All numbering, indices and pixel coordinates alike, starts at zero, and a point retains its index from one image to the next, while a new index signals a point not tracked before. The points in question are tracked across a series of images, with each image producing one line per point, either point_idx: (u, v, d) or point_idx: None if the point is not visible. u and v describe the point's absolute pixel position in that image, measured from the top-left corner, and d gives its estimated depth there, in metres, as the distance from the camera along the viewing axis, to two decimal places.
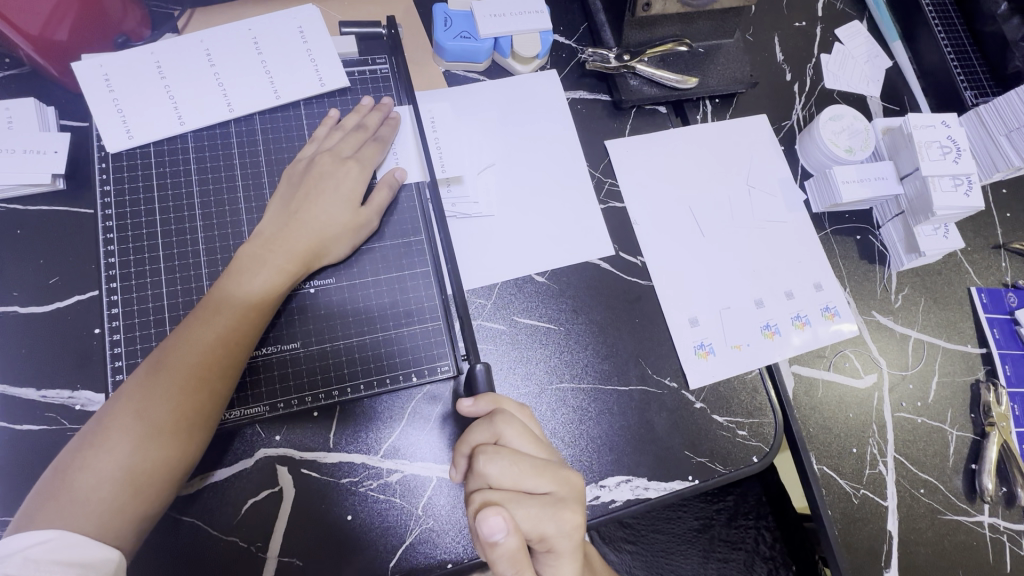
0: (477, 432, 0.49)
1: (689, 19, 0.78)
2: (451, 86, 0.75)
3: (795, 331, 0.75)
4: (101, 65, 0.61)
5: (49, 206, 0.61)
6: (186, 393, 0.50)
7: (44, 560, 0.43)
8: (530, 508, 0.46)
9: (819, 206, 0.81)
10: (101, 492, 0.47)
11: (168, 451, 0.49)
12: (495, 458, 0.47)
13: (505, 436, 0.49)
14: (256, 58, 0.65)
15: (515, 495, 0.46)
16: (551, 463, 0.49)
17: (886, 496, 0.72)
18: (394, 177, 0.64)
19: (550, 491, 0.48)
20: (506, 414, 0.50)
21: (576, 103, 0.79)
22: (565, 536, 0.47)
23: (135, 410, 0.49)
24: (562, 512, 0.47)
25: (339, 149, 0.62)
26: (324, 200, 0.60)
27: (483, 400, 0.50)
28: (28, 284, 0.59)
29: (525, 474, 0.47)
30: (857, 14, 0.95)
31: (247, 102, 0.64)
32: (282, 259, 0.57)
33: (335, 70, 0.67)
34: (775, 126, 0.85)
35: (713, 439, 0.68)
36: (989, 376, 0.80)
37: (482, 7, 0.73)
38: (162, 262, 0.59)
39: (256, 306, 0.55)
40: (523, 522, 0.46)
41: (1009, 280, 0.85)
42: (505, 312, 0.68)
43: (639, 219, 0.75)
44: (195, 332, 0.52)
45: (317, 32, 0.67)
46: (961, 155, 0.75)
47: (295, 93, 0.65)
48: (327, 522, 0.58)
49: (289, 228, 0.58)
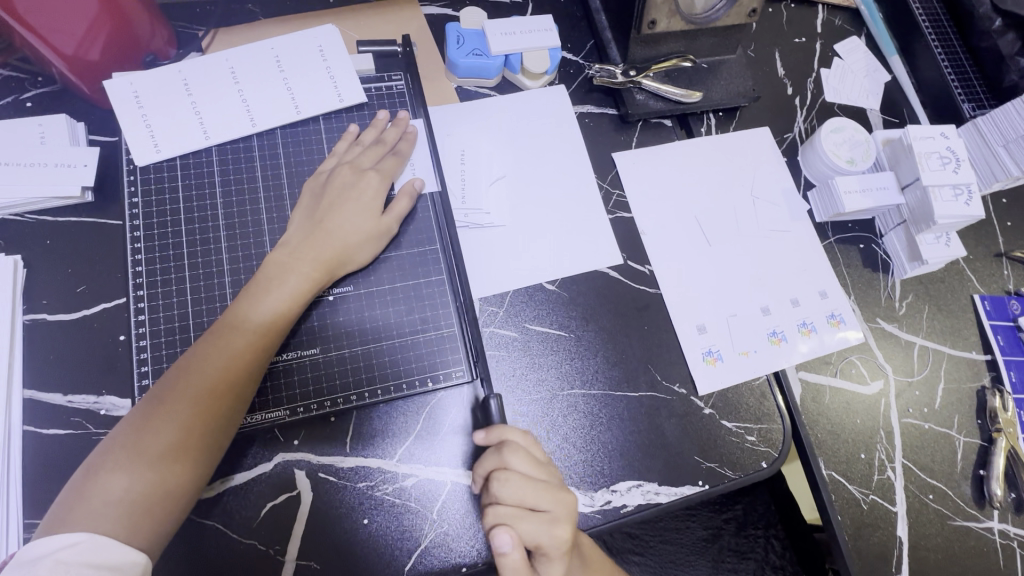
0: (484, 457, 0.55)
1: (692, 36, 0.80)
2: (463, 102, 0.78)
3: (801, 338, 0.76)
4: (131, 83, 0.64)
5: (77, 217, 0.64)
6: (202, 412, 0.51)
7: (74, 562, 0.44)
8: (531, 524, 0.51)
9: (822, 216, 0.83)
10: (120, 506, 0.47)
11: (184, 469, 0.50)
12: (499, 478, 0.52)
13: (511, 462, 0.53)
14: (278, 75, 0.68)
15: (518, 512, 0.51)
16: (550, 485, 0.53)
17: (895, 502, 0.73)
18: (413, 186, 0.66)
19: (551, 511, 0.52)
20: (513, 443, 0.54)
21: (584, 116, 0.81)
22: (560, 550, 0.52)
23: (153, 428, 0.50)
24: (559, 531, 0.52)
25: (359, 161, 0.65)
26: (347, 208, 0.62)
27: (494, 433, 0.54)
28: (57, 293, 0.61)
29: (526, 494, 0.52)
30: (855, 30, 0.98)
31: (269, 117, 0.67)
32: (300, 274, 0.58)
33: (353, 86, 0.69)
34: (777, 138, 0.87)
35: (723, 444, 0.69)
36: (995, 382, 0.80)
37: (493, 25, 0.76)
38: (186, 270, 0.61)
39: (272, 324, 0.56)
40: (524, 536, 0.51)
41: (1012, 288, 0.87)
42: (515, 320, 0.70)
43: (647, 228, 0.77)
44: (212, 352, 0.53)
45: (336, 50, 0.70)
46: (960, 166, 0.77)
47: (315, 108, 0.68)
48: (344, 525, 0.58)
49: (312, 236, 0.60)
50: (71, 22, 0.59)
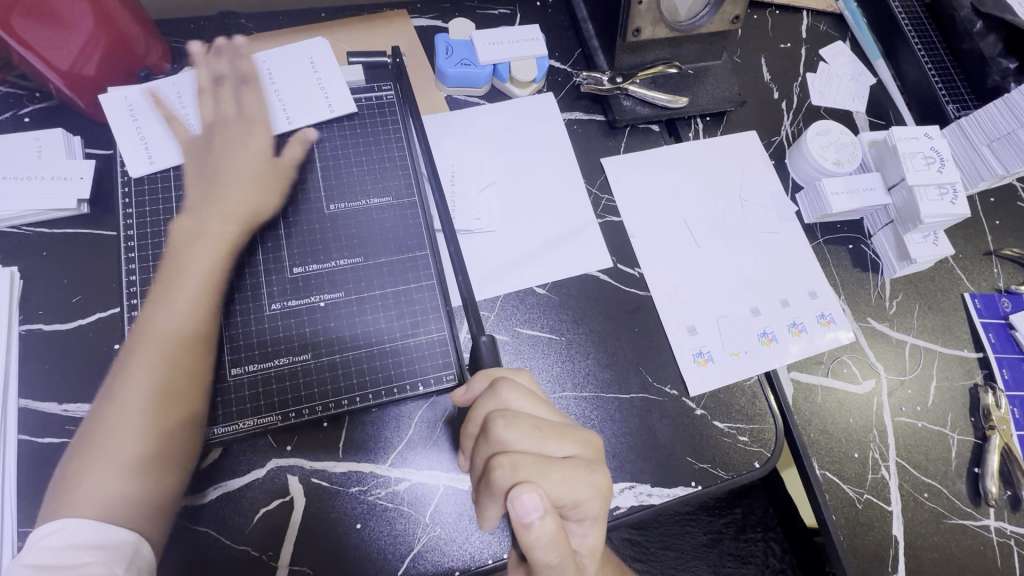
0: (482, 404, 0.48)
1: (677, 43, 0.82)
2: (452, 110, 0.79)
3: (792, 338, 0.76)
4: (126, 97, 0.66)
5: (74, 229, 0.65)
6: (160, 387, 0.55)
7: (59, 547, 0.47)
8: (561, 471, 0.44)
9: (810, 217, 0.84)
10: (95, 489, 0.51)
11: (149, 441, 0.54)
12: (512, 421, 0.46)
13: (511, 402, 0.48)
14: (269, 88, 0.70)
15: (541, 459, 0.45)
16: (567, 426, 0.48)
17: (889, 501, 0.73)
18: (304, 135, 0.69)
19: (577, 454, 0.46)
20: (507, 381, 0.49)
21: (572, 123, 0.82)
22: (597, 498, 0.46)
23: (116, 416, 0.55)
24: (592, 473, 0.46)
25: (227, 112, 0.67)
26: (233, 157, 0.66)
27: (476, 381, 0.51)
28: (53, 304, 0.62)
29: (545, 437, 0.46)
30: (839, 35, 0.99)
31: (260, 126, 0.68)
32: (208, 250, 0.62)
33: (343, 97, 0.71)
34: (765, 142, 0.89)
35: (716, 445, 0.70)
36: (988, 380, 0.81)
37: (481, 35, 0.78)
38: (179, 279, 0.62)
39: (201, 301, 0.60)
40: (556, 486, 0.44)
41: (1002, 286, 0.87)
42: (506, 323, 0.70)
43: (636, 232, 0.78)
44: (152, 339, 0.58)
45: (326, 61, 0.72)
46: (945, 165, 0.78)
47: (306, 120, 0.69)
48: (337, 530, 0.59)
49: (212, 199, 0.64)
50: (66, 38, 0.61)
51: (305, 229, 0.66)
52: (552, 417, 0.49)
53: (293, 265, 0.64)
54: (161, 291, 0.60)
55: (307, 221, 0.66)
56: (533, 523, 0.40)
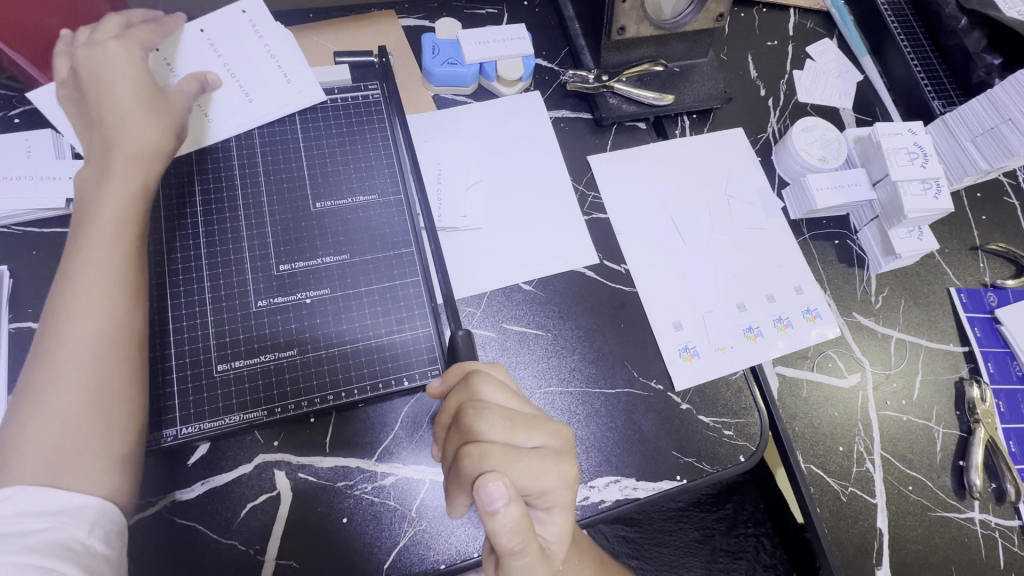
0: (455, 396, 0.49)
1: (662, 41, 0.82)
2: (439, 109, 0.80)
3: (777, 333, 0.77)
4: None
5: (62, 228, 0.65)
6: (95, 331, 0.52)
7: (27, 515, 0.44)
8: (530, 459, 0.45)
9: (796, 213, 0.84)
10: (41, 450, 0.48)
11: (97, 395, 0.50)
12: (484, 412, 0.46)
13: (483, 393, 0.49)
14: (216, 60, 0.70)
15: (511, 448, 0.45)
16: (538, 417, 0.49)
17: (874, 494, 0.73)
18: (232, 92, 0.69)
19: (546, 445, 0.47)
20: (481, 373, 0.50)
21: (559, 121, 0.83)
22: (566, 487, 0.47)
23: (48, 371, 0.50)
24: (561, 463, 0.47)
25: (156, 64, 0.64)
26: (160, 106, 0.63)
27: (451, 373, 0.53)
28: (42, 302, 0.62)
29: (515, 427, 0.46)
30: (826, 32, 1.00)
31: (229, 117, 0.69)
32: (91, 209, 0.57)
33: (299, 66, 0.72)
34: (751, 139, 0.89)
35: (700, 439, 0.70)
36: (973, 374, 0.81)
37: (467, 35, 0.78)
38: (165, 277, 0.62)
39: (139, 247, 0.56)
40: (524, 475, 0.44)
41: (988, 280, 0.88)
42: (492, 319, 0.71)
43: (622, 228, 0.79)
44: (74, 282, 0.53)
45: (267, 25, 0.73)
46: (928, 161, 0.78)
47: (274, 103, 0.70)
48: (324, 524, 0.59)
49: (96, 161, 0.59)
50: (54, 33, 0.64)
51: (291, 228, 0.67)
52: (524, 409, 0.50)
53: (280, 262, 0.65)
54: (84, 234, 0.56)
55: (294, 220, 0.67)
56: (498, 511, 0.40)
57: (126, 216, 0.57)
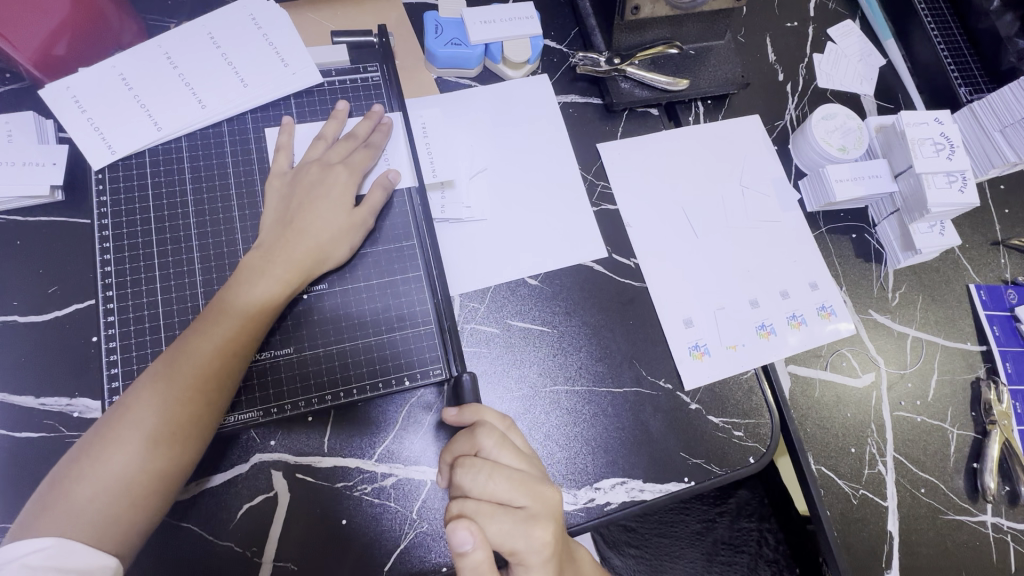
0: (459, 444, 0.50)
1: (677, 22, 0.78)
2: (442, 93, 0.76)
3: (791, 331, 0.74)
4: (68, 87, 0.63)
5: (48, 216, 0.63)
6: (191, 407, 0.51)
7: (42, 566, 0.44)
8: (503, 521, 0.44)
9: (813, 206, 0.81)
10: (93, 503, 0.48)
11: (166, 472, 0.50)
12: (471, 469, 0.46)
13: (484, 448, 0.49)
14: (215, 53, 0.67)
15: (490, 506, 0.45)
16: (528, 476, 0.47)
17: (886, 496, 0.72)
18: (388, 179, 0.64)
19: (526, 506, 0.46)
20: (486, 426, 0.50)
21: (568, 106, 0.79)
22: (537, 554, 0.44)
23: (143, 421, 0.50)
24: (534, 529, 0.45)
25: (327, 157, 0.63)
26: (318, 206, 0.60)
27: (466, 412, 0.52)
28: (28, 294, 0.60)
29: (500, 483, 0.46)
30: (849, 13, 0.95)
31: (220, 101, 0.65)
32: (276, 274, 0.57)
33: (301, 56, 0.68)
34: (768, 126, 0.85)
35: (709, 439, 0.68)
36: (990, 374, 0.79)
37: (471, 14, 0.74)
38: (275, 338, 0.60)
39: (258, 310, 0.56)
40: (494, 536, 0.44)
41: (1009, 277, 0.85)
42: (497, 315, 0.68)
43: (632, 220, 0.76)
44: (199, 347, 0.53)
45: (268, 15, 0.69)
46: (955, 152, 0.74)
47: (264, 85, 0.67)
48: (321, 526, 0.58)
49: (288, 239, 0.59)
50: (35, 19, 0.59)
51: None
52: (520, 464, 0.49)
53: None
54: (221, 295, 0.56)
55: None
56: (467, 552, 0.42)
57: (263, 306, 0.56)
